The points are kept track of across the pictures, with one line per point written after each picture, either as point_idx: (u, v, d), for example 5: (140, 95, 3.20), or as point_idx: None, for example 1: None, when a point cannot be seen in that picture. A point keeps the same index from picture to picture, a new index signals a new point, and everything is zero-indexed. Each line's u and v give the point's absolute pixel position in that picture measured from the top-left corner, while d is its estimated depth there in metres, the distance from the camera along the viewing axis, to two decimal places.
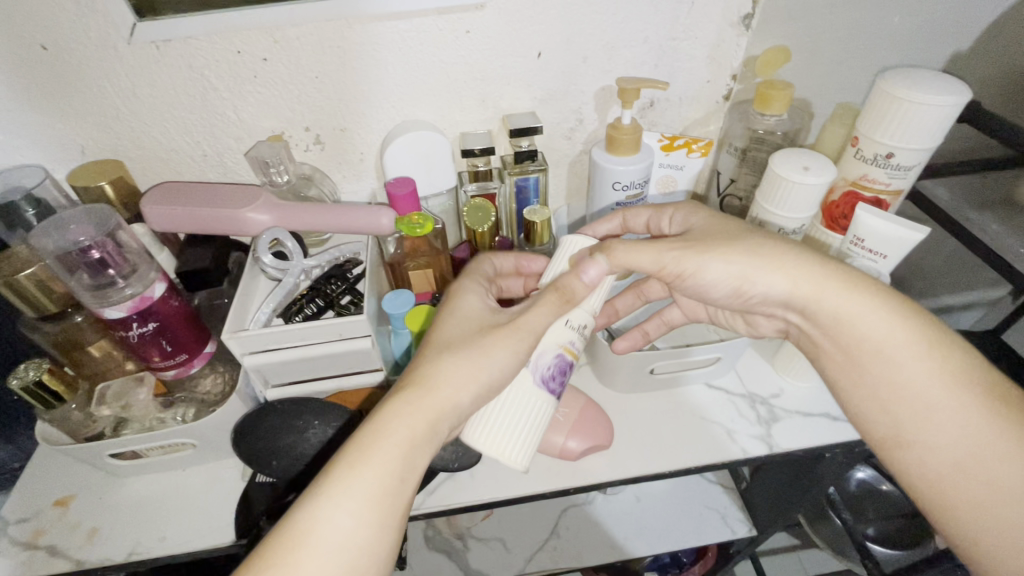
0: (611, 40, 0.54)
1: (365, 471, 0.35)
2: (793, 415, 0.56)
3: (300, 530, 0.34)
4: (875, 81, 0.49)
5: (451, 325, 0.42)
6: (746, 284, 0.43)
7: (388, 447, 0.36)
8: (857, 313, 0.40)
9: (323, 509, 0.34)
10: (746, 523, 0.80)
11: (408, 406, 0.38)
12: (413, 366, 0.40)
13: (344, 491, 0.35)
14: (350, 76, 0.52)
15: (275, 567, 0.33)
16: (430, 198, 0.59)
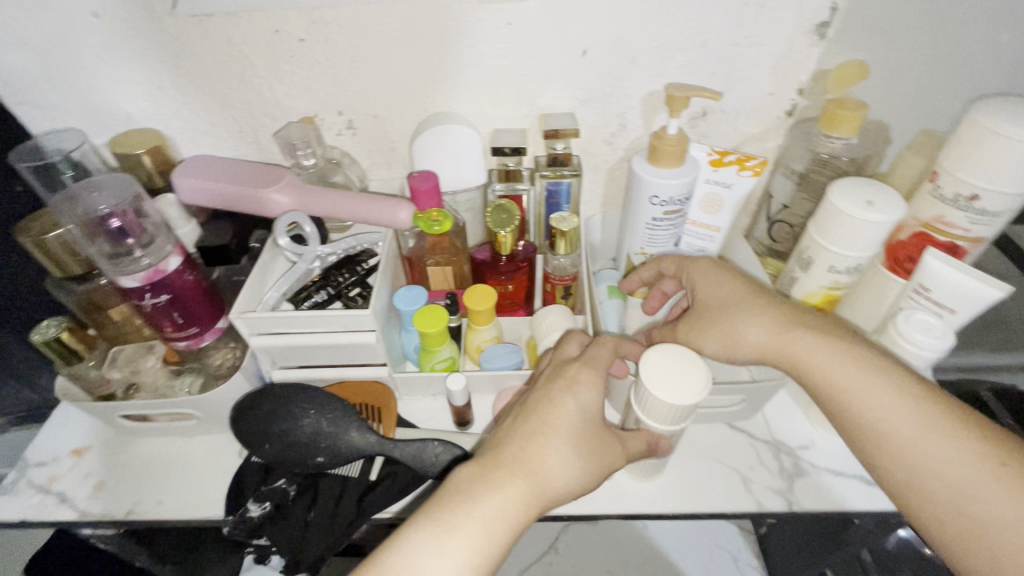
0: (665, 42, 0.49)
1: (480, 542, 0.34)
2: (821, 472, 0.50)
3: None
4: (974, 110, 0.41)
5: (572, 413, 0.39)
6: (736, 358, 0.44)
7: (500, 525, 0.35)
8: (861, 386, 0.39)
9: (424, 569, 0.33)
10: (759, 571, 0.76)
11: (524, 491, 0.36)
12: (526, 443, 0.38)
13: (458, 558, 0.33)
14: (386, 63, 0.51)
15: None
16: (457, 194, 0.57)
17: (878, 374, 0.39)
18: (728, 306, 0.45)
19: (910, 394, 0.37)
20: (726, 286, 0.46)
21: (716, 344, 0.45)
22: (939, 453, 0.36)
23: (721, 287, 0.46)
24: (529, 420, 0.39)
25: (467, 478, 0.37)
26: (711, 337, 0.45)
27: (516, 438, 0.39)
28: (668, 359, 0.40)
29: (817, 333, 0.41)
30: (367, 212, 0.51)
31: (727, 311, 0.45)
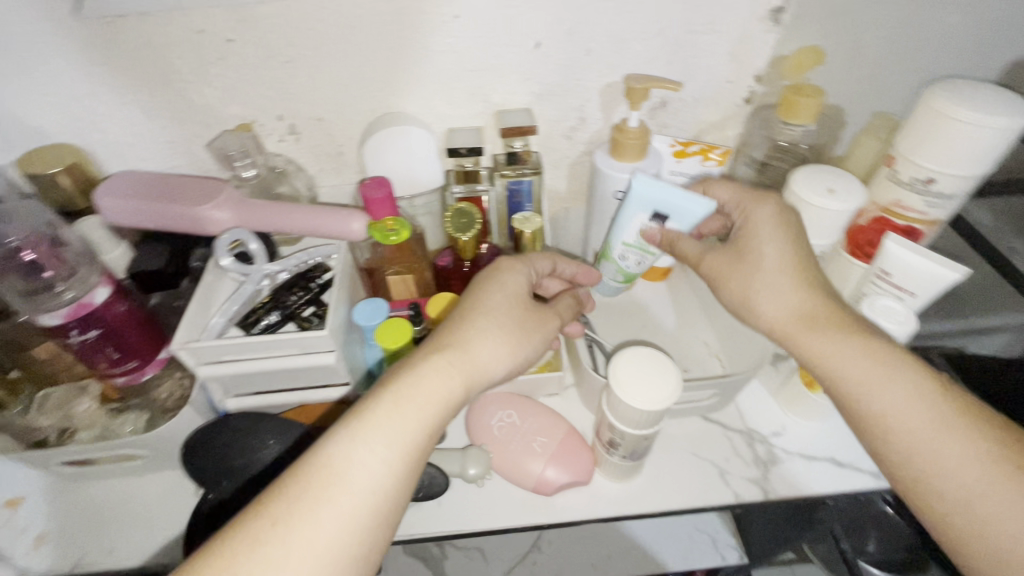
0: (621, 31, 0.47)
1: (400, 419, 0.33)
2: (794, 458, 0.51)
3: (330, 468, 0.31)
4: (931, 92, 0.41)
5: (493, 293, 0.40)
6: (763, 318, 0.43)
7: (422, 403, 0.34)
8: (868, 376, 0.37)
9: (346, 453, 0.32)
10: (738, 550, 0.77)
11: (447, 364, 0.36)
12: (452, 332, 0.38)
13: (376, 434, 0.33)
14: (327, 61, 0.47)
15: (296, 506, 0.30)
16: (414, 198, 0.54)
17: (872, 349, 0.37)
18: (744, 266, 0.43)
19: (915, 389, 0.36)
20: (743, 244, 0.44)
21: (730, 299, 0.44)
22: (925, 444, 0.34)
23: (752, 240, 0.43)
24: (456, 313, 0.39)
25: (394, 371, 0.36)
26: (732, 286, 0.43)
27: (442, 331, 0.38)
28: (646, 359, 0.39)
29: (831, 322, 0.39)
30: (317, 223, 0.48)
31: (763, 271, 0.42)
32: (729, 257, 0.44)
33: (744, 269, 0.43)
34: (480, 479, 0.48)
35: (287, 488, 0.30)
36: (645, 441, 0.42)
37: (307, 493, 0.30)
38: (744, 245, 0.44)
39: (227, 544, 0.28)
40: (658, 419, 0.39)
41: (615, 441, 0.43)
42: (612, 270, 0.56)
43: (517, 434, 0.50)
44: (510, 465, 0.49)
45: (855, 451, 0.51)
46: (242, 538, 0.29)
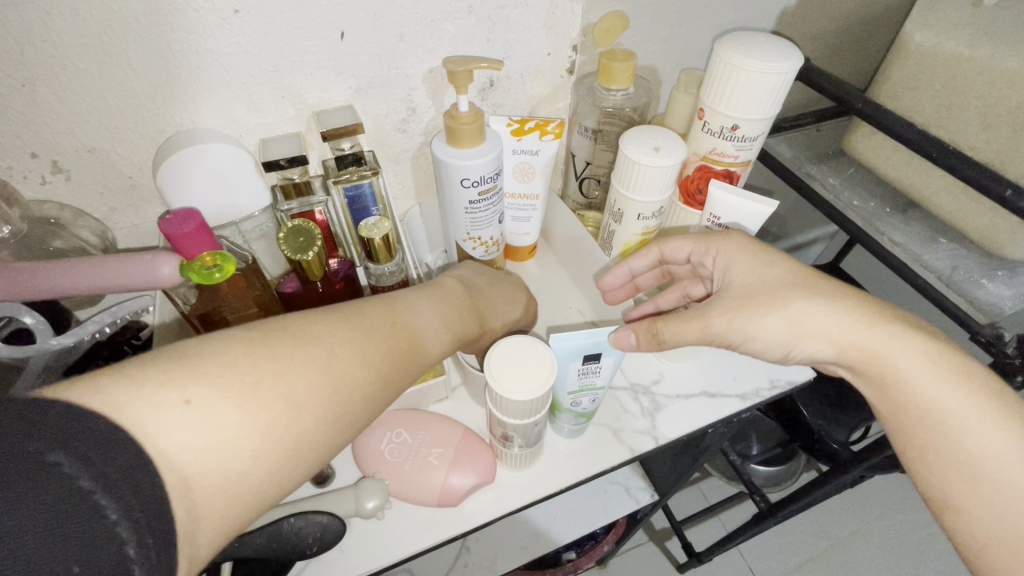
0: (429, 12, 0.45)
1: (453, 315, 0.39)
2: (674, 400, 0.54)
3: (416, 320, 0.36)
4: (720, 46, 0.45)
5: (513, 304, 0.48)
6: (794, 350, 0.41)
7: (466, 319, 0.41)
8: (890, 351, 0.39)
9: (424, 319, 0.36)
10: (649, 490, 0.82)
11: (483, 317, 0.44)
12: (484, 302, 0.45)
13: (438, 311, 0.38)
14: (79, 80, 0.39)
15: (379, 330, 0.33)
16: (241, 222, 0.48)
17: (903, 359, 0.38)
18: (786, 291, 0.41)
19: (931, 350, 0.38)
20: (787, 270, 0.42)
21: (774, 334, 0.41)
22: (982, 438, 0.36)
23: (766, 273, 0.42)
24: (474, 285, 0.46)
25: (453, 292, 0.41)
26: (769, 325, 0.41)
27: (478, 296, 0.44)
28: (522, 349, 0.39)
29: (892, 328, 0.39)
30: (111, 279, 0.39)
31: (788, 297, 0.41)
32: (735, 306, 0.41)
33: (763, 302, 0.41)
34: (381, 511, 0.45)
35: (378, 313, 0.34)
36: (536, 426, 0.41)
37: (399, 331, 0.34)
38: (744, 278, 0.43)
39: (330, 331, 0.30)
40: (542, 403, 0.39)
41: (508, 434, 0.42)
42: (571, 416, 0.47)
43: (410, 453, 0.47)
44: (408, 486, 0.46)
45: (721, 379, 0.56)
46: (318, 340, 0.30)
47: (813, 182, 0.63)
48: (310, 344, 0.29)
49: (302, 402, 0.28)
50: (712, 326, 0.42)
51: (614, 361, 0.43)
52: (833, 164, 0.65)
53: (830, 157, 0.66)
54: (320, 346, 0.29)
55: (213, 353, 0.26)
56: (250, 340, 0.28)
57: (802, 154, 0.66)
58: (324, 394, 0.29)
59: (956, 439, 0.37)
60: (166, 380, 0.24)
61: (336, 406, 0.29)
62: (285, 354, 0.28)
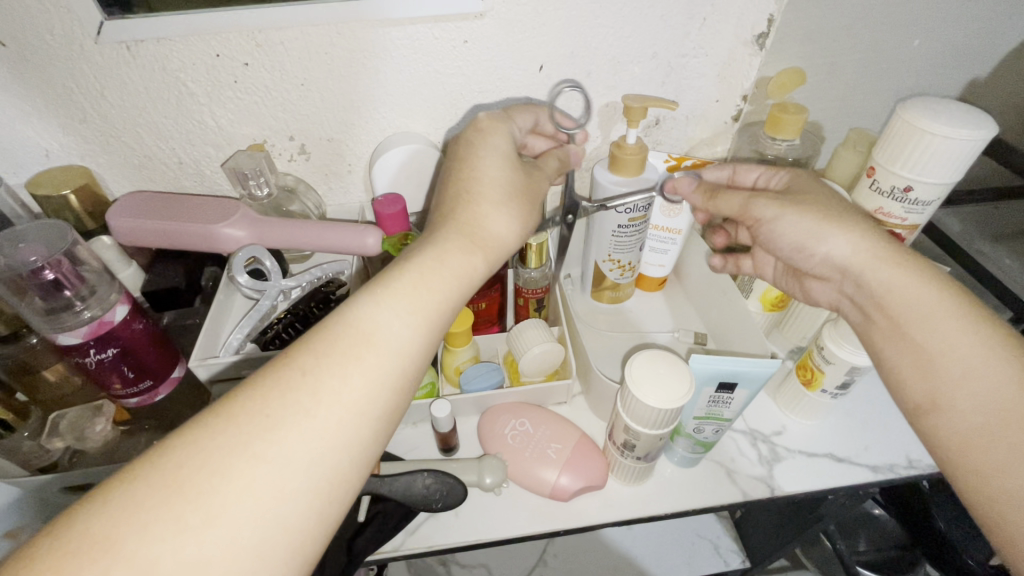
0: (618, 54, 0.51)
1: (420, 297, 0.34)
2: (796, 455, 0.53)
3: (354, 327, 0.31)
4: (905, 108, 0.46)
5: (482, 154, 0.42)
6: (812, 243, 0.41)
7: (452, 271, 0.36)
8: (893, 276, 0.38)
9: (386, 321, 0.32)
10: (739, 554, 0.78)
11: (461, 236, 0.37)
12: (457, 203, 0.40)
13: (393, 305, 0.33)
14: (338, 84, 0.49)
15: (290, 390, 0.29)
16: (422, 214, 0.56)
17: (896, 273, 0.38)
18: (831, 199, 0.42)
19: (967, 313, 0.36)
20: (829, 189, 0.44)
21: (799, 229, 0.42)
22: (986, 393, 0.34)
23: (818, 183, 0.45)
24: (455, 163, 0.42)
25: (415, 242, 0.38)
26: (794, 223, 0.42)
27: (452, 184, 0.41)
28: (662, 361, 0.41)
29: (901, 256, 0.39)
30: (332, 240, 0.49)
31: (831, 210, 0.41)
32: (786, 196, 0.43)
33: (805, 199, 0.42)
34: (497, 487, 0.49)
35: (284, 375, 0.29)
36: (660, 440, 0.43)
37: (313, 384, 0.29)
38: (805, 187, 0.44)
39: (251, 428, 0.27)
40: (672, 419, 0.41)
41: (631, 441, 0.44)
42: (689, 443, 0.48)
43: (530, 442, 0.51)
44: (525, 472, 0.49)
45: (851, 446, 0.53)
46: (203, 448, 0.26)
47: (984, 260, 0.59)
48: (193, 475, 0.26)
49: (211, 534, 0.25)
50: (746, 209, 0.45)
51: (749, 393, 0.43)
52: (1011, 246, 0.60)
53: (1008, 237, 0.61)
54: (210, 469, 0.26)
55: (77, 537, 0.23)
56: (119, 501, 0.24)
57: (974, 230, 0.62)
58: (240, 510, 0.26)
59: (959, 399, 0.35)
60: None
61: (262, 513, 0.26)
62: (163, 505, 0.25)
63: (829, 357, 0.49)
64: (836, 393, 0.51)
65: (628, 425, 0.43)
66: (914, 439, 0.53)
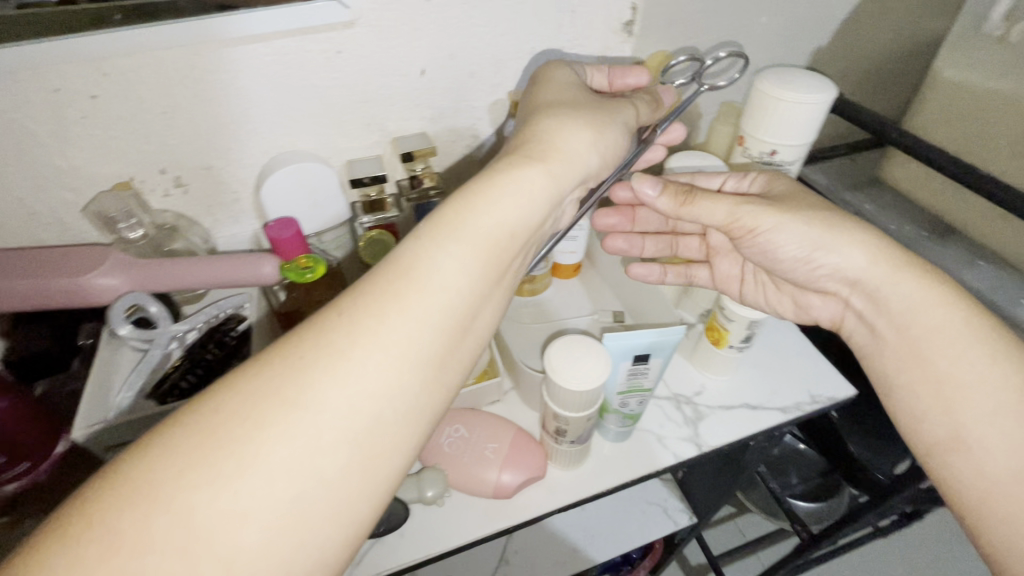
0: (498, 52, 0.51)
1: (477, 222, 0.33)
2: (716, 410, 0.56)
3: (402, 263, 0.30)
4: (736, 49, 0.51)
5: (543, 92, 0.44)
6: (817, 251, 0.46)
7: (522, 190, 0.35)
8: (908, 300, 0.43)
9: (441, 251, 0.31)
10: (687, 512, 0.82)
11: (526, 162, 0.37)
12: (527, 130, 0.40)
13: (451, 234, 0.32)
14: (208, 109, 0.46)
15: (348, 323, 0.28)
16: (323, 233, 0.54)
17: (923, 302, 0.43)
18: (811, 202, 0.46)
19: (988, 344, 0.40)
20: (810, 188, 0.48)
21: (792, 228, 0.46)
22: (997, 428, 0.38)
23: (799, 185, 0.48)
24: (527, 101, 0.45)
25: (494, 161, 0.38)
26: (785, 226, 0.46)
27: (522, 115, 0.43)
28: (578, 346, 0.42)
29: (927, 283, 0.43)
30: (224, 273, 0.46)
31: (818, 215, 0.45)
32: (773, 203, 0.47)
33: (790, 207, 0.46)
34: (440, 499, 0.49)
35: (319, 319, 0.28)
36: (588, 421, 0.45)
37: (370, 320, 0.28)
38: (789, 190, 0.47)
39: (300, 368, 0.27)
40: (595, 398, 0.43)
41: (563, 428, 0.45)
42: (617, 419, 0.50)
43: (467, 447, 0.51)
44: (466, 478, 0.49)
45: (762, 393, 0.58)
46: (250, 388, 0.26)
47: (848, 207, 0.66)
48: (228, 426, 0.25)
49: (245, 484, 0.24)
50: (735, 218, 0.47)
51: (662, 361, 0.46)
52: (869, 192, 0.68)
53: (865, 185, 0.69)
54: (249, 414, 0.25)
55: (121, 482, 0.23)
56: (169, 443, 0.24)
57: (838, 181, 0.69)
58: (276, 457, 0.25)
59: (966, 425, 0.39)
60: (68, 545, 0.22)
61: (303, 466, 0.25)
62: (206, 450, 0.24)
63: (730, 316, 0.53)
64: (742, 347, 0.55)
65: (558, 413, 0.44)
66: (813, 376, 0.59)
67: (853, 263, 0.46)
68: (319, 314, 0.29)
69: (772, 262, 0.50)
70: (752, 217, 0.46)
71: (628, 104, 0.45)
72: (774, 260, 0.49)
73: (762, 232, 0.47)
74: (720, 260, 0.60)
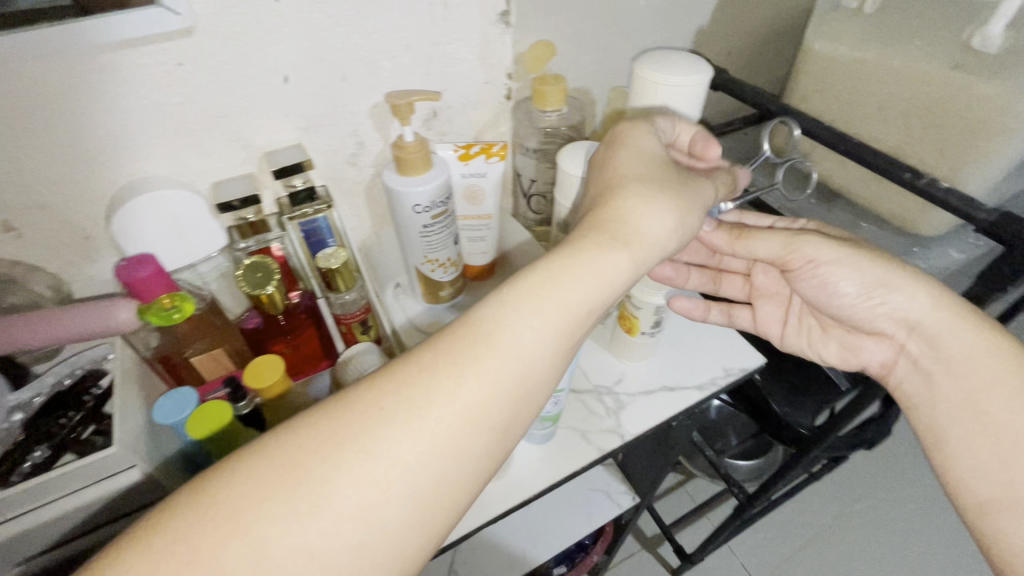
0: (369, 52, 0.48)
1: (556, 295, 0.32)
2: (637, 397, 0.57)
3: (483, 330, 0.31)
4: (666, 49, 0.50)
5: (620, 154, 0.41)
6: (879, 290, 0.49)
7: (592, 266, 0.33)
8: (945, 332, 0.46)
9: (518, 322, 0.31)
10: (629, 493, 0.83)
11: (606, 238, 0.35)
12: (607, 202, 0.37)
13: (533, 304, 0.32)
14: (27, 140, 0.40)
15: (425, 383, 0.29)
16: (198, 264, 0.49)
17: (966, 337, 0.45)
18: (865, 245, 0.50)
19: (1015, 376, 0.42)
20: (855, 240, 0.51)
21: (844, 267, 0.49)
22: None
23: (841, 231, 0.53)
24: (600, 167, 0.41)
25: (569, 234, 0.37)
26: (835, 270, 0.50)
27: (597, 181, 0.40)
28: None
29: (971, 324, 0.45)
30: (71, 326, 0.39)
31: (867, 251, 0.49)
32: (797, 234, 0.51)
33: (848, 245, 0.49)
34: None
35: (395, 371, 0.30)
36: None
37: (445, 375, 0.29)
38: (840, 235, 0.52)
39: (372, 416, 0.28)
40: None
41: None
42: (536, 422, 0.49)
43: None
44: None
45: (679, 373, 0.58)
46: (323, 427, 0.28)
47: (744, 181, 0.68)
48: (311, 459, 0.26)
49: (314, 523, 0.25)
50: (791, 251, 0.51)
51: (570, 361, 0.45)
52: (762, 165, 0.70)
53: (758, 158, 0.71)
54: (333, 452, 0.27)
55: (209, 504, 0.25)
56: (245, 470, 0.26)
57: (733, 157, 0.71)
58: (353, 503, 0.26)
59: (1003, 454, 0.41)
60: (145, 559, 0.23)
61: (361, 514, 0.26)
62: (281, 481, 0.26)
63: (637, 304, 0.53)
64: (653, 333, 0.55)
65: None
66: (725, 351, 0.60)
67: (915, 307, 0.47)
68: (392, 364, 0.30)
69: (831, 297, 0.52)
70: (808, 248, 0.50)
71: (709, 185, 0.42)
72: (829, 296, 0.52)
73: (819, 263, 0.50)
74: (765, 303, 0.63)
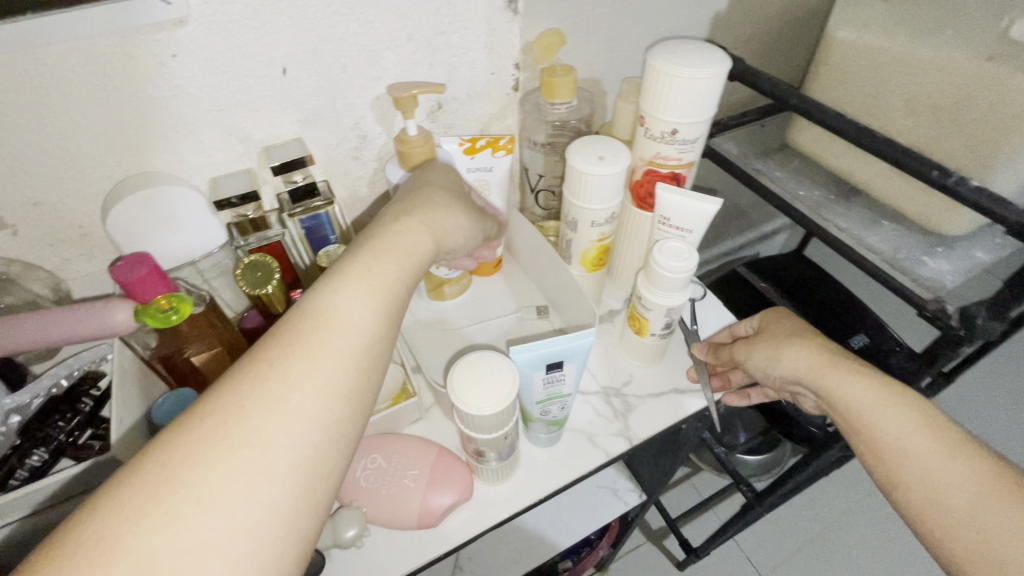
0: (370, 42, 0.46)
1: (380, 268, 0.33)
2: (646, 400, 0.55)
3: (318, 313, 0.30)
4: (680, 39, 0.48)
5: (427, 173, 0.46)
6: (772, 367, 0.50)
7: (404, 246, 0.35)
8: (835, 384, 0.45)
9: (348, 297, 0.31)
10: (636, 490, 0.82)
11: (415, 223, 0.38)
12: (416, 198, 0.41)
13: (352, 280, 0.32)
14: (18, 136, 0.38)
15: (269, 372, 0.28)
16: (199, 261, 0.48)
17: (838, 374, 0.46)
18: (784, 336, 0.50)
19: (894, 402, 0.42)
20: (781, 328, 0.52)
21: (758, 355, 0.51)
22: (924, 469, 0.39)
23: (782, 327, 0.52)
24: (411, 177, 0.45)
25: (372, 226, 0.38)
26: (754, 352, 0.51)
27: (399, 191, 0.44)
28: (482, 363, 0.39)
29: (845, 367, 0.46)
30: (70, 329, 0.39)
31: (777, 341, 0.50)
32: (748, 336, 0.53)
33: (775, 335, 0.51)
34: (360, 537, 0.45)
35: (241, 370, 0.28)
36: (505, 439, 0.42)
37: (293, 361, 0.28)
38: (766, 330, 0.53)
39: (227, 417, 0.26)
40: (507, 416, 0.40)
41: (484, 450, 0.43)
42: (542, 427, 0.48)
43: (384, 478, 0.47)
44: (386, 511, 0.46)
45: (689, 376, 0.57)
46: (183, 446, 0.25)
47: (760, 175, 0.65)
48: (174, 478, 0.24)
49: (190, 539, 0.23)
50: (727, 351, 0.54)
51: (578, 365, 0.43)
52: (778, 158, 0.67)
53: (775, 151, 0.69)
54: (203, 448, 0.25)
55: (62, 539, 0.22)
56: (104, 516, 0.23)
57: (748, 149, 0.69)
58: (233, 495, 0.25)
59: (904, 473, 0.40)
60: None
61: (253, 503, 0.25)
62: (149, 508, 0.23)
63: (647, 304, 0.51)
64: (664, 334, 0.54)
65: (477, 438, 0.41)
66: None
67: (797, 366, 0.48)
68: (239, 364, 0.28)
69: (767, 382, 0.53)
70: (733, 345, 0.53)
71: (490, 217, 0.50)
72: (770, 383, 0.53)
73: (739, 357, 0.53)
74: None
